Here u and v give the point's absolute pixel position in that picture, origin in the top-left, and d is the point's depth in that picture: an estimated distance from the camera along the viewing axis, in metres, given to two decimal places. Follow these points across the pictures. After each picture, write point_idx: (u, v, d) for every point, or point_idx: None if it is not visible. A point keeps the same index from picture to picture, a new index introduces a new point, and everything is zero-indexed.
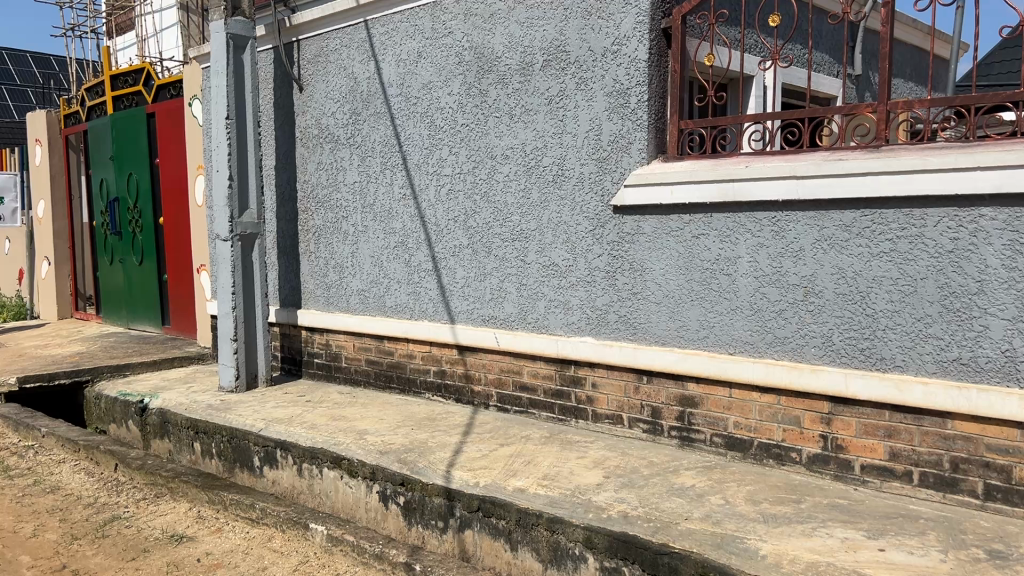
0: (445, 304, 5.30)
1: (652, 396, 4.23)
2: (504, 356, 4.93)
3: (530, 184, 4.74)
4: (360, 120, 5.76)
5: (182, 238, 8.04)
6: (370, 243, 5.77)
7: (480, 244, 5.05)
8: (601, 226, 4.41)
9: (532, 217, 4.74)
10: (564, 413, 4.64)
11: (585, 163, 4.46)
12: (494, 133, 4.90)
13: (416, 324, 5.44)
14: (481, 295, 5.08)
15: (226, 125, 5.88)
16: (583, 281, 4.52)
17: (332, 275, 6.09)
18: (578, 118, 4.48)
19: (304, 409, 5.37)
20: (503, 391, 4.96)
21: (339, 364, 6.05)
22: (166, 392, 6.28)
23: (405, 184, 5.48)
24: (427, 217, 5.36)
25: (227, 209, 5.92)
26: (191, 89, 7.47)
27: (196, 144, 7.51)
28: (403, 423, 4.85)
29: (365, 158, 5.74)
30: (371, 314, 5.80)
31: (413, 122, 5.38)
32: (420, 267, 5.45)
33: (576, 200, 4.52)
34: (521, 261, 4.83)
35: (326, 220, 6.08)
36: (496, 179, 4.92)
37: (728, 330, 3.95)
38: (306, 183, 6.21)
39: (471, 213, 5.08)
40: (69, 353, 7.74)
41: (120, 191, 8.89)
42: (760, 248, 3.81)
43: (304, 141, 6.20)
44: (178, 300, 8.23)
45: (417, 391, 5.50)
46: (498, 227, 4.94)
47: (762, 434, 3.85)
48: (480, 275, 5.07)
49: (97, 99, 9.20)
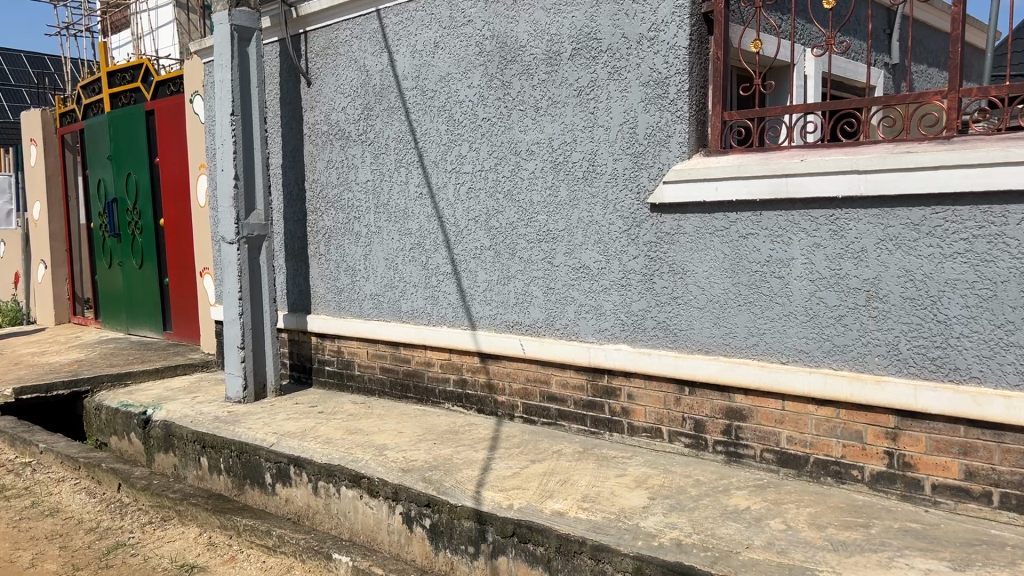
0: (465, 309, 5.00)
1: (695, 408, 3.94)
2: (530, 364, 4.64)
3: (558, 181, 4.44)
4: (372, 115, 5.46)
5: (184, 240, 7.73)
6: (384, 245, 5.47)
7: (504, 245, 4.75)
8: (636, 225, 4.11)
9: (560, 217, 4.45)
10: (597, 426, 4.35)
11: (619, 159, 4.16)
12: (518, 128, 4.60)
13: (435, 330, 5.14)
14: (505, 300, 4.78)
15: (231, 122, 5.58)
16: (617, 284, 4.22)
17: (344, 278, 5.79)
18: (611, 110, 4.18)
19: (316, 421, 5.07)
20: (529, 401, 4.67)
21: (352, 372, 5.75)
22: (170, 402, 5.98)
23: (421, 182, 5.18)
24: (445, 217, 5.06)
25: (233, 210, 5.62)
26: (192, 85, 7.17)
27: (198, 142, 7.20)
28: (424, 437, 4.56)
29: (378, 155, 5.44)
30: (386, 320, 5.51)
31: (429, 117, 5.08)
32: (438, 270, 5.15)
33: (609, 198, 4.22)
34: (548, 263, 4.53)
35: (336, 221, 5.79)
36: (521, 176, 4.62)
37: (781, 338, 3.66)
38: (315, 182, 5.91)
39: (493, 212, 4.79)
40: (67, 361, 7.43)
41: (118, 191, 8.59)
42: (817, 249, 3.53)
43: (312, 138, 5.90)
44: (180, 305, 7.93)
45: (435, 402, 5.20)
46: (523, 227, 4.64)
47: (819, 450, 3.57)
48: (504, 278, 4.78)
49: (93, 97, 8.90)
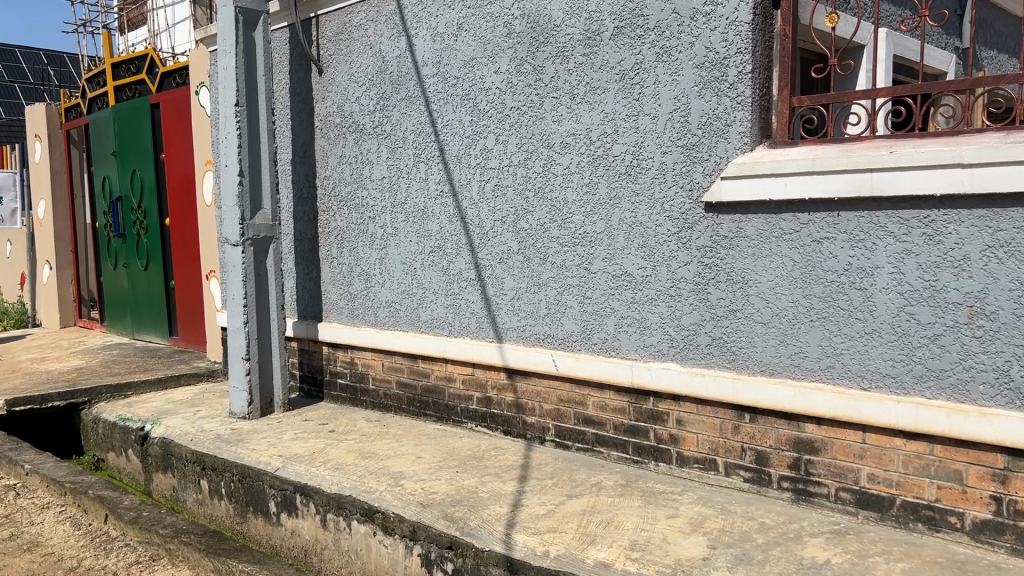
0: (491, 319, 4.51)
1: (757, 439, 3.45)
2: (564, 383, 4.14)
3: (596, 178, 3.94)
4: (388, 106, 4.99)
5: (190, 240, 7.30)
6: (401, 248, 5.00)
7: (534, 249, 4.26)
8: (687, 227, 3.61)
9: (599, 217, 3.94)
10: (640, 454, 3.85)
11: (668, 151, 3.66)
12: (550, 117, 4.11)
13: (456, 342, 4.66)
14: (534, 310, 4.29)
15: (235, 113, 5.12)
16: (665, 294, 3.71)
17: (358, 284, 5.32)
18: (659, 96, 3.68)
19: (326, 441, 4.59)
20: (562, 424, 4.17)
21: (366, 386, 5.28)
22: (170, 417, 5.53)
23: (442, 179, 4.70)
24: (468, 217, 4.58)
25: (237, 209, 5.16)
26: (198, 76, 6.71)
27: (204, 137, 6.76)
28: (444, 464, 4.07)
29: (395, 149, 4.96)
30: (403, 330, 5.04)
31: (452, 107, 4.59)
32: (460, 276, 4.67)
33: (655, 196, 3.71)
34: (585, 269, 4.03)
35: (350, 221, 5.32)
36: (553, 172, 4.12)
37: (862, 359, 3.16)
38: (327, 179, 5.45)
39: (522, 213, 4.29)
40: (67, 368, 7.02)
41: (123, 189, 8.17)
42: (907, 256, 3.02)
43: (324, 131, 5.44)
44: (186, 309, 7.50)
45: (457, 421, 4.72)
46: (555, 229, 4.14)
47: (908, 491, 3.05)
48: (533, 286, 4.28)
49: (98, 90, 8.47)
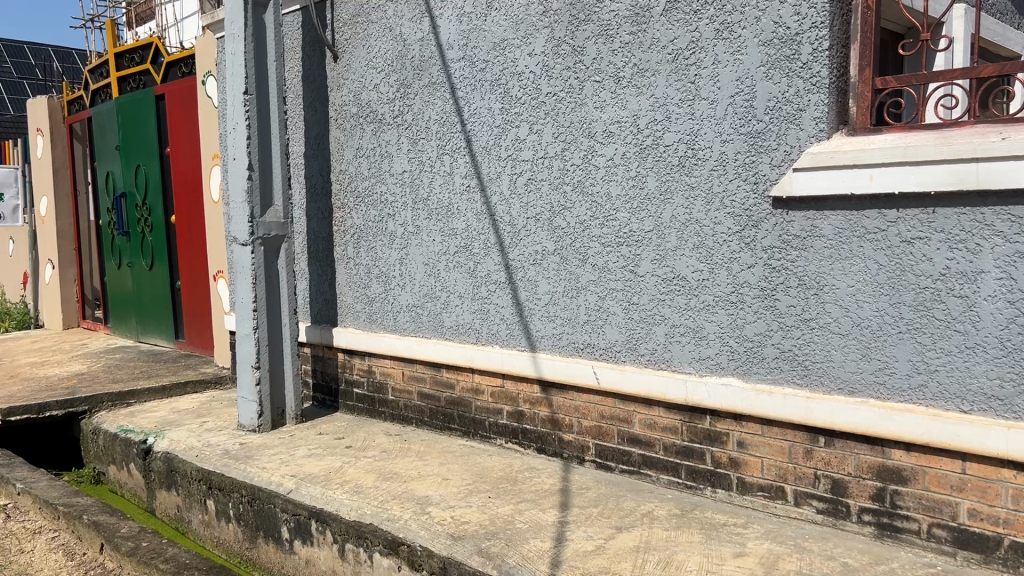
0: (523, 326, 4.11)
1: (834, 465, 3.04)
2: (606, 398, 3.74)
3: (644, 170, 3.53)
4: (409, 94, 4.59)
5: (197, 239, 6.93)
6: (423, 247, 4.60)
7: (572, 249, 3.85)
8: (752, 226, 3.21)
9: (647, 214, 3.53)
10: (695, 479, 3.46)
11: (729, 140, 3.25)
12: (592, 103, 3.70)
13: (484, 350, 4.27)
14: (572, 317, 3.89)
15: (244, 103, 4.74)
16: (724, 300, 3.31)
17: (376, 286, 4.93)
18: (718, 77, 3.28)
19: (343, 459, 4.21)
20: (604, 442, 3.77)
21: (385, 397, 4.89)
22: (174, 428, 5.16)
23: (469, 172, 4.30)
24: (498, 214, 4.18)
25: (246, 206, 4.78)
26: (206, 64, 6.34)
27: (211, 129, 6.38)
28: (475, 487, 3.68)
29: (417, 140, 4.57)
30: (425, 336, 4.65)
31: (480, 93, 4.19)
32: (489, 279, 4.27)
33: (714, 189, 3.31)
34: (630, 271, 3.62)
35: (367, 219, 4.93)
36: (595, 165, 3.72)
37: (961, 378, 2.75)
38: (342, 173, 5.06)
39: (560, 209, 3.89)
40: (67, 374, 6.65)
41: (127, 185, 7.81)
42: (1021, 259, 2.62)
43: (339, 122, 5.05)
44: (192, 312, 7.13)
45: (485, 437, 4.33)
46: (596, 227, 3.74)
47: (1018, 530, 2.65)
48: (571, 290, 3.88)
49: (101, 81, 8.12)
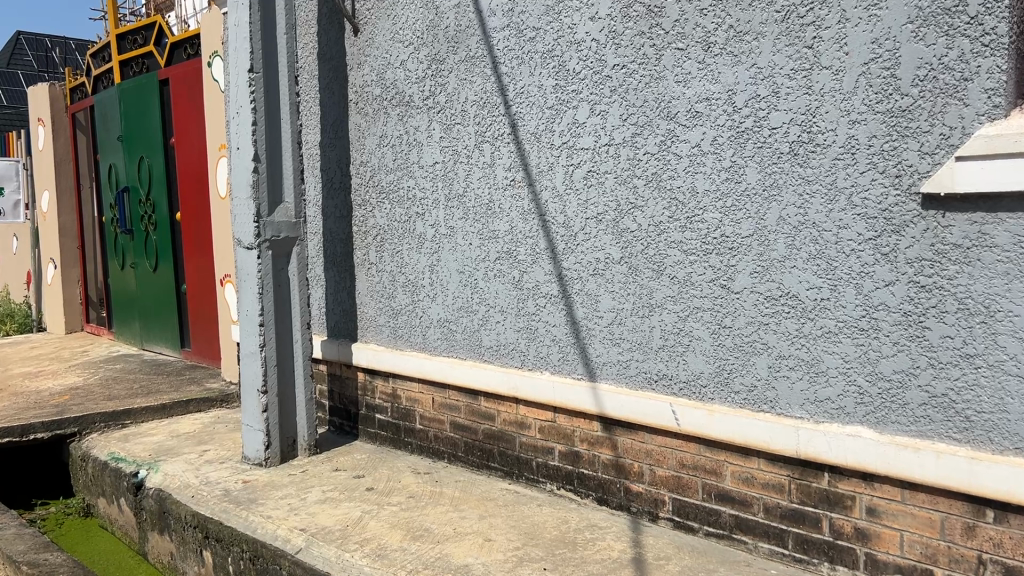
0: (580, 350, 3.39)
1: (1006, 548, 2.31)
2: (688, 443, 3.02)
3: (742, 160, 2.81)
4: (442, 71, 3.88)
5: (203, 240, 6.27)
6: (457, 252, 3.90)
7: (643, 259, 3.13)
8: (892, 232, 2.49)
9: (746, 215, 2.81)
10: (807, 551, 2.74)
11: (861, 121, 2.53)
12: (673, 76, 2.97)
13: (533, 377, 3.56)
14: (642, 342, 3.16)
15: (249, 82, 4.04)
16: (852, 327, 2.59)
17: (402, 296, 4.24)
18: (845, 39, 2.54)
19: (363, 507, 3.52)
20: (684, 498, 3.06)
21: (412, 426, 4.21)
22: (171, 458, 4.50)
23: (514, 164, 3.58)
24: (549, 215, 3.46)
25: (252, 203, 4.09)
26: (212, 43, 5.66)
27: (217, 117, 5.71)
28: (526, 554, 2.97)
29: (451, 126, 3.86)
30: (459, 357, 3.95)
31: (528, 68, 3.47)
32: (538, 291, 3.55)
33: (838, 184, 2.59)
34: (721, 287, 2.90)
35: (392, 218, 4.24)
36: (675, 154, 2.99)
37: None
38: (364, 165, 4.36)
39: (628, 208, 3.16)
40: (60, 388, 6.01)
41: (130, 179, 7.17)
42: None
43: (360, 105, 4.36)
44: (197, 319, 6.48)
45: (532, 480, 3.62)
46: (675, 231, 3.01)
47: None
48: (641, 308, 3.15)
49: (103, 66, 7.49)
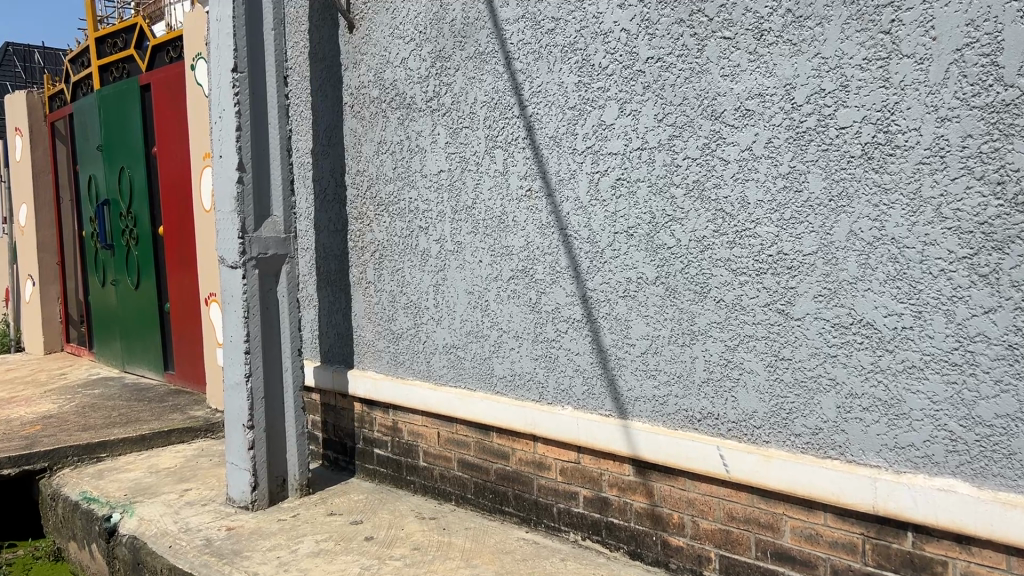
0: (608, 382, 2.98)
1: None
2: (738, 493, 2.63)
3: (804, 165, 2.42)
4: (448, 69, 3.48)
5: (186, 256, 5.85)
6: (465, 270, 3.49)
7: (683, 279, 2.73)
8: (993, 249, 2.09)
9: (809, 229, 2.42)
10: None
11: (952, 118, 2.13)
12: (718, 69, 2.58)
13: (553, 412, 3.15)
14: (682, 375, 2.75)
15: (232, 82, 3.64)
16: (941, 361, 2.19)
17: (403, 319, 3.83)
18: (931, 22, 2.15)
19: (363, 562, 3.09)
20: (734, 555, 2.65)
21: (415, 463, 3.79)
22: (148, 499, 4.06)
23: (531, 171, 3.19)
24: (570, 228, 3.06)
25: (236, 216, 3.67)
26: (196, 45, 5.26)
27: (200, 125, 5.31)
28: None
29: (458, 130, 3.46)
30: (468, 387, 3.54)
31: (546, 63, 3.08)
32: (558, 315, 3.15)
33: (923, 192, 2.19)
34: (779, 312, 2.50)
35: (392, 232, 3.83)
36: (721, 159, 2.59)
37: None
38: (361, 175, 3.96)
39: (665, 221, 2.76)
40: (32, 416, 5.56)
41: (111, 191, 6.75)
42: None
43: (356, 108, 3.96)
44: (182, 340, 6.05)
45: (552, 528, 3.21)
46: (721, 247, 2.61)
47: None
48: (682, 335, 2.74)
49: (82, 72, 7.08)
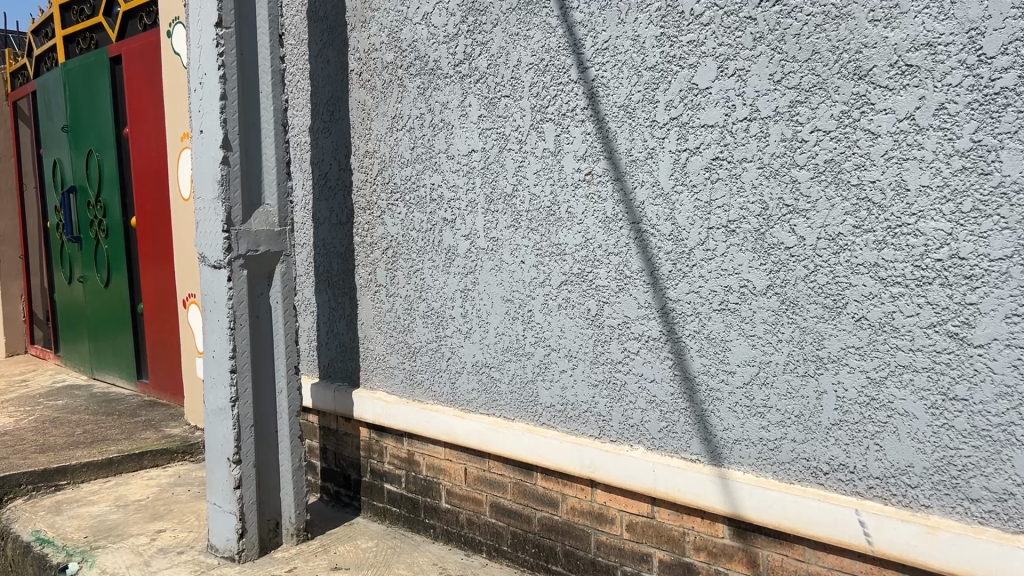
0: (697, 419, 2.34)
1: None
2: (882, 571, 2.00)
3: (995, 138, 1.79)
4: (483, 25, 2.81)
5: (163, 250, 5.15)
6: (502, 272, 2.84)
7: (807, 290, 2.09)
8: None
9: (1001, 226, 1.79)
10: None
11: None
12: (865, 13, 1.94)
13: (620, 454, 2.50)
14: (803, 414, 2.12)
15: (215, 38, 2.95)
16: None
17: (423, 330, 3.17)
18: None
19: None
20: None
21: (436, 504, 3.14)
22: (114, 543, 3.39)
23: (592, 151, 2.54)
24: (645, 221, 2.42)
25: (220, 204, 3.00)
26: (173, 7, 4.55)
27: (179, 101, 4.62)
28: None
29: (496, 100, 2.80)
30: (505, 415, 2.89)
31: (616, 14, 2.43)
32: (626, 331, 2.50)
33: None
34: (951, 336, 1.87)
35: (408, 225, 3.18)
36: (867, 131, 1.96)
37: None
38: (370, 156, 3.30)
39: (782, 213, 2.12)
40: None
41: (78, 177, 6.03)
42: None
43: (365, 76, 3.29)
44: (157, 346, 5.35)
45: None
46: (865, 248, 1.98)
47: None
48: (804, 362, 2.11)
49: (46, 44, 6.35)
